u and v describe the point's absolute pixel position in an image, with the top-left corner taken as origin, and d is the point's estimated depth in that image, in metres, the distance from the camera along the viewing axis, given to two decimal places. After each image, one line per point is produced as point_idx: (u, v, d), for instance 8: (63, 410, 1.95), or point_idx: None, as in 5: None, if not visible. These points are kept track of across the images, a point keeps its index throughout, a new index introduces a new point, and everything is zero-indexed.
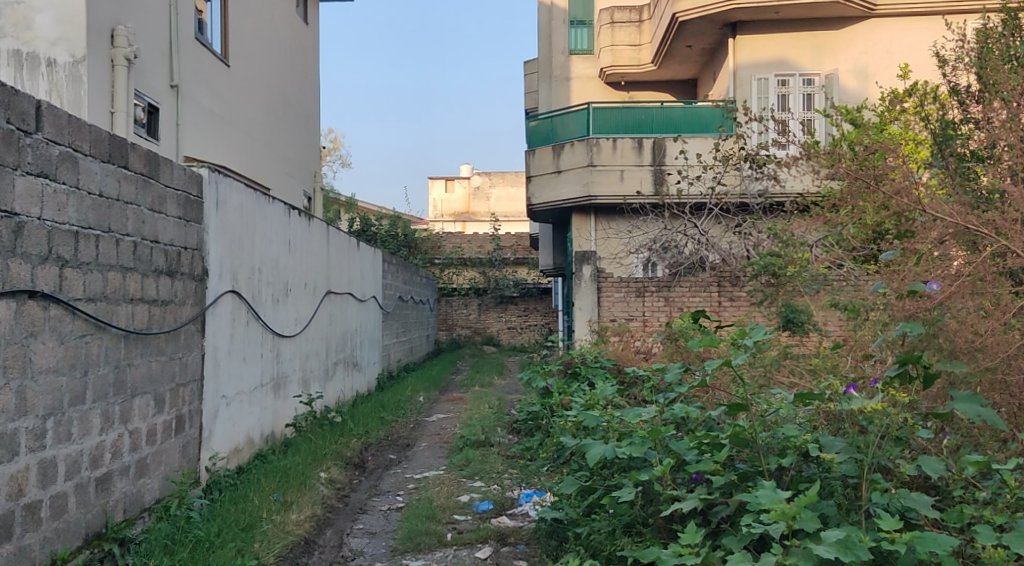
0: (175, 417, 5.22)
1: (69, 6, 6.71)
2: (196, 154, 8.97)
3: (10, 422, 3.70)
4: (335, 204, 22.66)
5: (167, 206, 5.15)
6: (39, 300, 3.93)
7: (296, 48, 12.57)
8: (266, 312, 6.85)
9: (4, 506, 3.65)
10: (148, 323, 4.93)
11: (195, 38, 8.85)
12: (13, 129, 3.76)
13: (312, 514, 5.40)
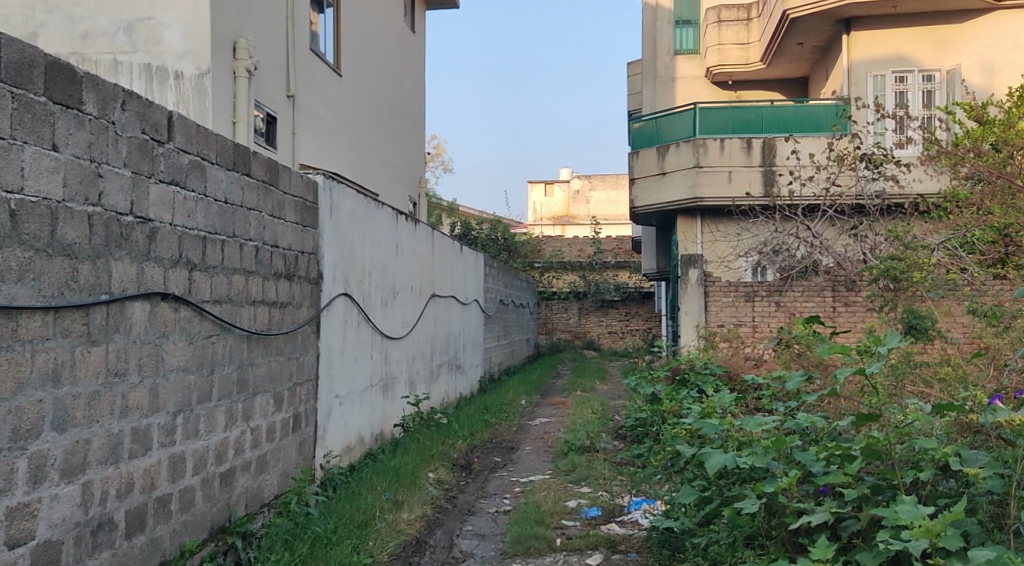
0: (293, 415, 5.39)
1: (193, 20, 7.01)
2: (310, 162, 9.28)
3: (144, 417, 3.89)
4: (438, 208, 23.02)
5: (286, 212, 5.34)
6: (171, 302, 4.11)
7: (403, 55, 12.81)
8: (376, 314, 7.00)
9: (138, 499, 3.84)
10: (269, 324, 5.10)
11: (310, 49, 9.14)
12: (147, 139, 3.94)
13: (423, 514, 5.51)
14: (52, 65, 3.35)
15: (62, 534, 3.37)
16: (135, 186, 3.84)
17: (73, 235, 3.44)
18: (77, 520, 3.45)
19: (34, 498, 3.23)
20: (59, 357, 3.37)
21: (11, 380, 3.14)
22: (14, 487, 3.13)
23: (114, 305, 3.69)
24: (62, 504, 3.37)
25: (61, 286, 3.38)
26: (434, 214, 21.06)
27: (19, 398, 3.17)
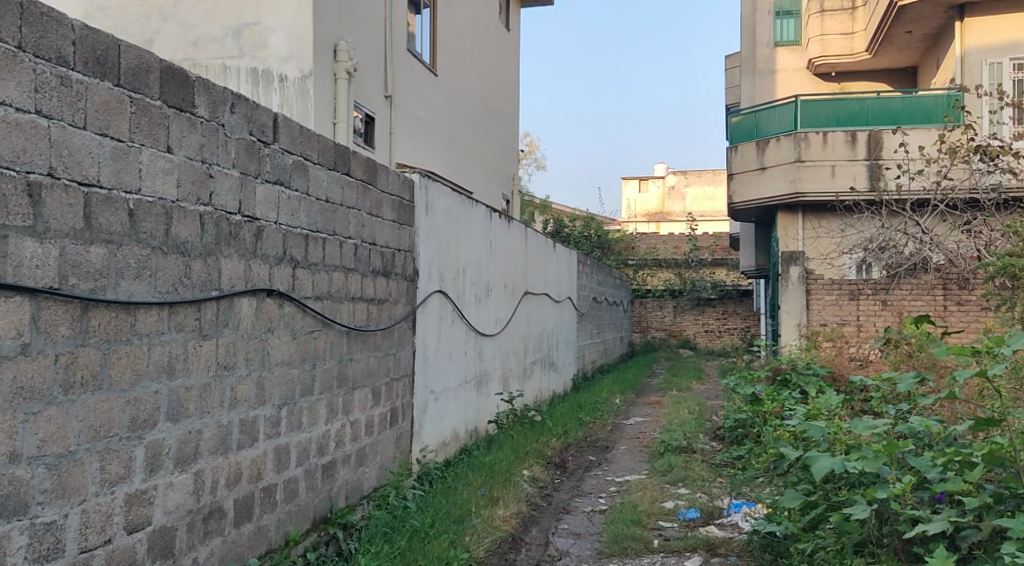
0: (390, 409, 5.49)
1: (297, 24, 7.22)
2: (407, 161, 9.43)
3: (251, 409, 4.03)
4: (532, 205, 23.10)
5: (384, 210, 5.43)
6: (276, 298, 4.24)
7: (498, 53, 12.88)
8: (470, 311, 7.06)
9: (245, 488, 3.97)
10: (367, 321, 5.20)
11: (407, 49, 9.28)
12: (254, 140, 4.07)
13: (518, 511, 5.52)
14: (166, 69, 3.48)
15: (175, 521, 3.51)
16: (243, 186, 3.97)
17: (186, 233, 3.58)
18: (189, 507, 3.59)
19: (150, 485, 3.37)
20: (173, 349, 3.52)
21: (130, 371, 3.28)
22: (132, 474, 3.28)
23: (224, 301, 3.83)
24: (176, 492, 3.52)
25: (175, 282, 3.52)
26: (527, 212, 21.11)
27: (137, 389, 3.31)
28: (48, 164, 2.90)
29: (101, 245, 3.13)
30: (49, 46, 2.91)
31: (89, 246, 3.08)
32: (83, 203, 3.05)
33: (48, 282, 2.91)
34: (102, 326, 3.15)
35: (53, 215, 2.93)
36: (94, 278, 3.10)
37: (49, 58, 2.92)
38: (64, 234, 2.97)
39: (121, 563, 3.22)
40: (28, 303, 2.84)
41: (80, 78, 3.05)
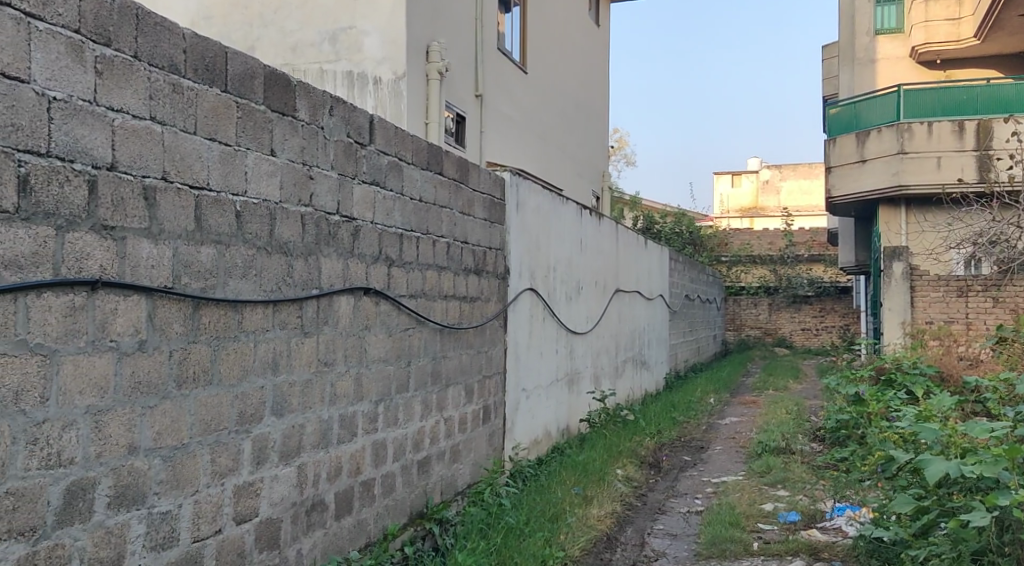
0: (483, 406, 5.53)
1: (390, 27, 7.34)
2: (497, 159, 9.48)
3: (351, 405, 4.12)
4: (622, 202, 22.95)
5: (476, 209, 5.47)
6: (373, 296, 4.32)
7: (588, 49, 12.81)
8: (561, 309, 7.05)
9: (346, 482, 4.06)
10: (460, 318, 5.25)
11: (497, 48, 9.33)
12: (352, 142, 4.16)
13: (613, 511, 5.49)
14: (269, 75, 3.58)
15: (280, 513, 3.62)
16: (341, 187, 4.05)
17: (288, 233, 3.68)
18: (292, 499, 3.69)
19: (257, 478, 3.48)
20: (277, 346, 3.62)
21: (238, 367, 3.39)
22: (241, 467, 3.39)
23: (324, 299, 3.92)
24: (281, 485, 3.63)
25: (279, 281, 3.62)
26: (617, 208, 20.97)
27: (245, 384, 3.42)
28: (161, 169, 3.00)
29: (210, 246, 3.24)
30: (162, 55, 3.01)
31: (199, 246, 3.19)
32: (194, 205, 3.16)
33: (163, 281, 3.02)
34: (212, 324, 3.26)
35: (167, 217, 3.03)
36: (204, 278, 3.21)
37: (162, 66, 3.01)
38: (176, 235, 3.08)
39: (230, 554, 3.33)
40: (145, 302, 2.94)
41: (190, 85, 3.14)
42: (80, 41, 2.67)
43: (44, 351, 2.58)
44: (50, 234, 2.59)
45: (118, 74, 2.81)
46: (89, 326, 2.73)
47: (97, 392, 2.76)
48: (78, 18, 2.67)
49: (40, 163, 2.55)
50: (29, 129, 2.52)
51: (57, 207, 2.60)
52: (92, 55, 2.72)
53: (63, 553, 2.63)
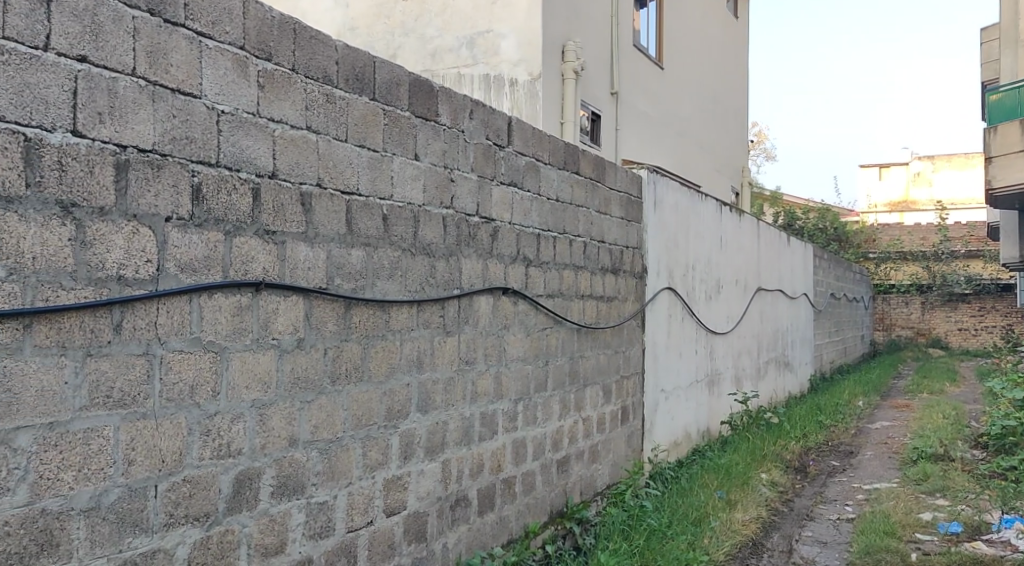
0: (621, 407, 5.50)
1: (526, 28, 7.42)
2: (632, 157, 9.41)
3: (491, 403, 4.18)
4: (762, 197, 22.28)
5: (612, 208, 5.45)
6: (511, 296, 4.37)
7: (726, 42, 12.51)
8: (700, 308, 6.92)
9: (487, 479, 4.13)
10: (597, 318, 5.25)
11: (632, 45, 9.26)
12: (490, 144, 4.22)
13: (758, 516, 5.35)
14: (414, 82, 3.69)
15: (427, 507, 3.72)
16: (481, 188, 4.13)
17: (431, 235, 3.78)
18: (438, 495, 3.79)
19: (405, 472, 3.60)
20: (422, 345, 3.73)
21: (386, 365, 3.51)
22: (390, 461, 3.52)
23: (464, 299, 4.01)
24: (427, 479, 3.73)
25: (422, 282, 3.73)
26: (757, 204, 20.39)
27: (392, 382, 3.54)
28: (317, 176, 3.15)
29: (360, 248, 3.37)
30: (317, 67, 3.16)
31: (350, 249, 3.32)
32: (346, 209, 3.30)
33: (318, 283, 3.17)
34: (362, 322, 3.39)
35: (322, 222, 3.18)
36: (355, 278, 3.35)
37: (317, 78, 3.16)
38: (330, 238, 3.22)
39: (381, 545, 3.45)
40: (302, 303, 3.10)
41: (343, 95, 3.29)
42: (244, 57, 2.83)
43: (216, 348, 2.74)
44: (220, 238, 2.75)
45: (278, 87, 2.97)
46: (253, 325, 2.89)
47: (261, 387, 2.92)
48: (243, 35, 2.83)
49: (210, 172, 2.71)
50: (201, 141, 2.67)
51: (225, 213, 2.77)
52: (255, 70, 2.88)
53: (232, 538, 2.79)
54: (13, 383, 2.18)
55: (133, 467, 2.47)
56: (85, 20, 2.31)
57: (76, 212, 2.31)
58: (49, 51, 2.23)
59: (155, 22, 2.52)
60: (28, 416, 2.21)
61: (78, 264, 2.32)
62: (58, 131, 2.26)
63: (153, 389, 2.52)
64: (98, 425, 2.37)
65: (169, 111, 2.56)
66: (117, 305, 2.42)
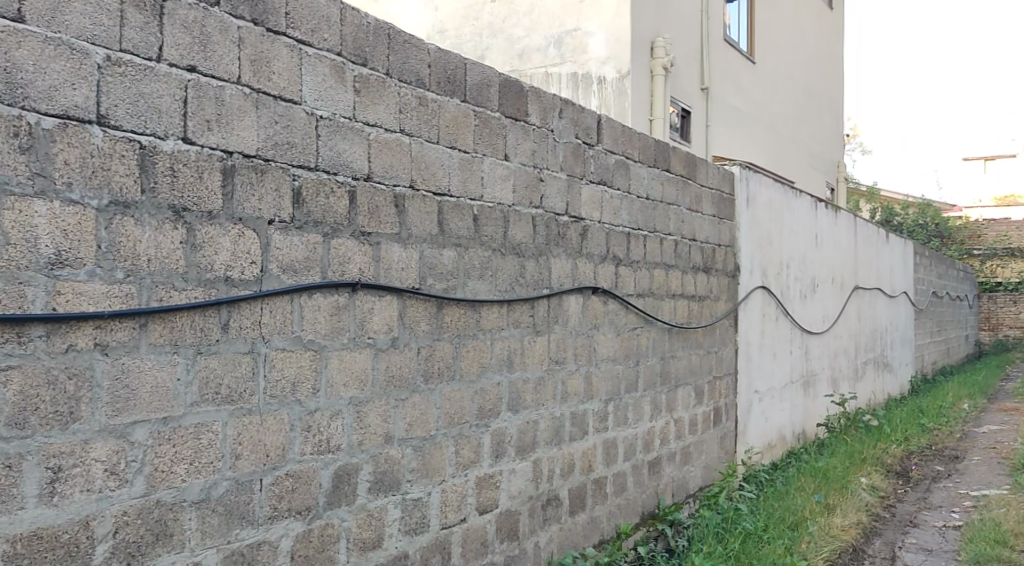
0: (714, 408, 5.42)
1: (614, 26, 7.40)
2: (724, 153, 9.25)
3: (582, 403, 4.18)
4: (857, 193, 21.52)
5: (704, 206, 5.38)
6: (601, 295, 4.36)
7: (820, 33, 12.17)
8: (795, 307, 6.75)
9: (579, 479, 4.13)
10: (688, 318, 5.18)
11: (722, 39, 9.10)
12: (580, 143, 4.22)
13: (858, 521, 5.20)
14: (504, 83, 3.71)
15: (519, 505, 3.75)
16: (570, 187, 4.13)
17: (521, 235, 3.80)
18: (529, 493, 3.81)
19: (497, 470, 3.63)
20: (512, 345, 3.75)
21: (477, 364, 3.55)
22: (481, 459, 3.55)
23: (554, 299, 4.01)
24: (519, 478, 3.75)
25: (512, 281, 3.75)
26: (852, 200, 19.76)
27: (483, 381, 3.58)
28: (410, 178, 3.21)
29: (451, 249, 3.41)
30: (410, 71, 3.21)
31: (442, 249, 3.37)
32: (437, 210, 3.34)
33: (410, 283, 3.22)
34: (454, 322, 3.43)
35: (414, 223, 3.23)
36: (447, 279, 3.39)
37: (410, 81, 3.21)
38: (423, 239, 3.27)
39: (474, 542, 3.49)
40: (396, 302, 3.16)
41: (435, 97, 3.34)
42: (341, 63, 2.90)
43: (316, 346, 2.82)
44: (319, 240, 2.83)
45: (373, 91, 3.03)
46: (351, 324, 2.96)
47: (358, 385, 2.99)
48: (340, 42, 2.91)
49: (310, 176, 2.78)
50: (301, 146, 2.75)
51: (323, 216, 2.84)
52: (351, 75, 2.95)
53: (332, 532, 2.86)
54: (133, 379, 2.25)
55: (240, 462, 2.55)
56: (193, 32, 2.40)
57: (187, 216, 2.39)
58: (162, 62, 2.31)
59: (258, 31, 2.61)
60: (145, 411, 2.27)
61: (189, 266, 2.40)
62: (170, 139, 2.34)
63: (257, 386, 2.61)
64: (208, 420, 2.45)
65: (271, 117, 2.65)
66: (224, 306, 2.50)
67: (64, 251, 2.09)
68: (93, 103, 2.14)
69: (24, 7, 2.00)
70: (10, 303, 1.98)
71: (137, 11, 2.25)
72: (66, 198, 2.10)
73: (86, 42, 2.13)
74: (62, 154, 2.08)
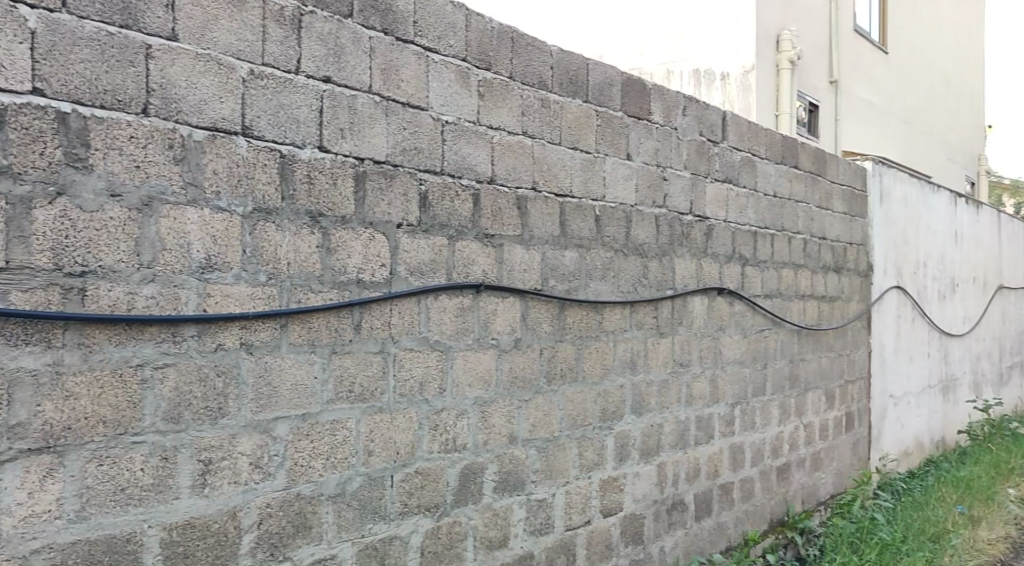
0: (846, 413, 5.22)
1: (737, 20, 7.25)
2: (854, 148, 8.89)
3: (707, 406, 4.10)
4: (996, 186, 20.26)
5: (834, 203, 5.18)
6: (727, 296, 4.26)
7: (959, 18, 11.51)
8: (933, 308, 6.43)
9: (704, 484, 4.05)
10: (818, 319, 5.00)
11: (852, 29, 8.75)
12: (705, 141, 4.14)
13: (1006, 535, 4.92)
14: (627, 82, 3.69)
15: (644, 509, 3.71)
16: (694, 186, 4.06)
17: (644, 235, 3.76)
18: (655, 497, 3.77)
19: (621, 473, 3.60)
20: (636, 346, 3.72)
21: (600, 365, 3.54)
22: (606, 461, 3.53)
23: (678, 300, 3.96)
24: (644, 482, 3.72)
25: (635, 282, 3.72)
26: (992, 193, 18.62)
27: (607, 382, 3.56)
28: (532, 180, 3.23)
29: (573, 249, 3.41)
30: (533, 73, 3.23)
31: (564, 250, 3.37)
32: (560, 211, 3.35)
33: (533, 284, 3.24)
34: (577, 322, 3.43)
35: (537, 224, 3.25)
36: (569, 280, 3.40)
37: (533, 84, 3.24)
38: (545, 241, 3.29)
39: (599, 545, 3.48)
40: (520, 303, 3.18)
41: (557, 98, 3.35)
42: (466, 68, 2.96)
43: (442, 347, 2.88)
44: (444, 243, 2.88)
45: (497, 95, 3.07)
46: (476, 325, 3.01)
47: (483, 385, 3.03)
48: (465, 47, 2.96)
49: (436, 181, 2.84)
50: (427, 151, 2.81)
51: (449, 219, 2.90)
52: (476, 80, 2.99)
53: (460, 529, 2.91)
54: (274, 377, 2.35)
55: (372, 458, 2.63)
56: (328, 44, 2.50)
57: (323, 221, 2.49)
58: (300, 74, 2.42)
59: (388, 40, 2.68)
60: (284, 408, 2.38)
61: (324, 269, 2.50)
62: (307, 147, 2.44)
63: (387, 385, 2.69)
64: (342, 417, 2.54)
65: (400, 124, 2.72)
66: (356, 307, 2.59)
67: (212, 256, 2.20)
68: (238, 116, 2.25)
69: (178, 26, 2.12)
70: (166, 304, 2.10)
71: (277, 26, 2.36)
72: (215, 206, 2.21)
73: (231, 58, 2.24)
74: (211, 164, 2.20)
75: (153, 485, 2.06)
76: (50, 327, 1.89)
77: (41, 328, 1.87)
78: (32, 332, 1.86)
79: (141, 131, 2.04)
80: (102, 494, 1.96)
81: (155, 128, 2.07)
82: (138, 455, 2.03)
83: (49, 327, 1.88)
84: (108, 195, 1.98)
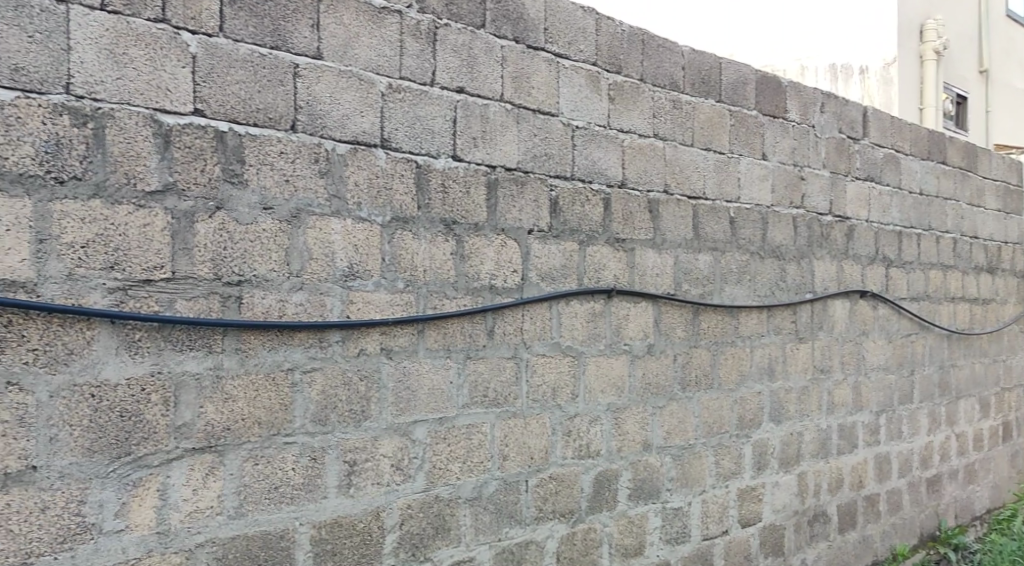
0: (1002, 423, 4.90)
1: (878, 10, 7.03)
2: (1008, 141, 8.35)
3: (850, 414, 3.93)
4: None
5: (987, 199, 4.87)
6: (870, 299, 4.08)
7: None
8: None
9: (848, 495, 3.89)
10: (970, 323, 4.71)
11: (1004, 14, 8.23)
12: (844, 138, 3.98)
13: None
14: (761, 80, 3.59)
15: (784, 520, 3.59)
16: (834, 186, 3.91)
17: (781, 237, 3.65)
18: (796, 508, 3.64)
19: (759, 483, 3.50)
20: (774, 352, 3.61)
21: (736, 371, 3.45)
22: (744, 470, 3.44)
23: (818, 304, 3.81)
24: (784, 492, 3.60)
25: (772, 286, 3.61)
26: None
27: (743, 389, 3.47)
28: (664, 183, 3.19)
29: (707, 253, 3.35)
30: (664, 74, 3.20)
31: (698, 254, 3.31)
32: (693, 214, 3.29)
33: (666, 288, 3.20)
34: (711, 328, 3.36)
35: (669, 228, 3.21)
36: (703, 284, 3.33)
37: (665, 86, 3.21)
38: (677, 244, 3.24)
39: (738, 555, 3.39)
40: (652, 308, 3.15)
41: (690, 99, 3.30)
42: (597, 72, 2.96)
43: (574, 353, 2.88)
44: (576, 248, 2.89)
45: (627, 98, 3.05)
46: (608, 330, 2.99)
47: (617, 392, 3.01)
48: (596, 52, 2.96)
49: (567, 186, 2.85)
50: (558, 156, 2.82)
51: (580, 224, 2.90)
52: (606, 83, 2.99)
53: (595, 536, 2.91)
54: (413, 381, 2.41)
55: (508, 462, 2.66)
56: (462, 54, 2.55)
57: (456, 229, 2.54)
58: (435, 86, 2.48)
59: (520, 48, 2.71)
60: (423, 412, 2.43)
61: (459, 275, 2.54)
62: (441, 157, 2.49)
63: (521, 390, 2.71)
64: (478, 422, 2.58)
65: (531, 130, 2.74)
66: (490, 312, 2.62)
67: (355, 265, 2.28)
68: (377, 128, 2.33)
69: (323, 45, 2.21)
70: (314, 311, 2.19)
71: (413, 40, 2.42)
72: (357, 216, 2.29)
73: (372, 73, 2.32)
74: (353, 176, 2.28)
75: (304, 484, 2.15)
76: (211, 333, 1.99)
77: (203, 334, 1.97)
78: (196, 338, 1.96)
79: (290, 146, 2.14)
80: (259, 492, 2.06)
81: (302, 144, 2.17)
82: (289, 455, 2.12)
83: (210, 333, 1.99)
84: (261, 209, 2.09)
